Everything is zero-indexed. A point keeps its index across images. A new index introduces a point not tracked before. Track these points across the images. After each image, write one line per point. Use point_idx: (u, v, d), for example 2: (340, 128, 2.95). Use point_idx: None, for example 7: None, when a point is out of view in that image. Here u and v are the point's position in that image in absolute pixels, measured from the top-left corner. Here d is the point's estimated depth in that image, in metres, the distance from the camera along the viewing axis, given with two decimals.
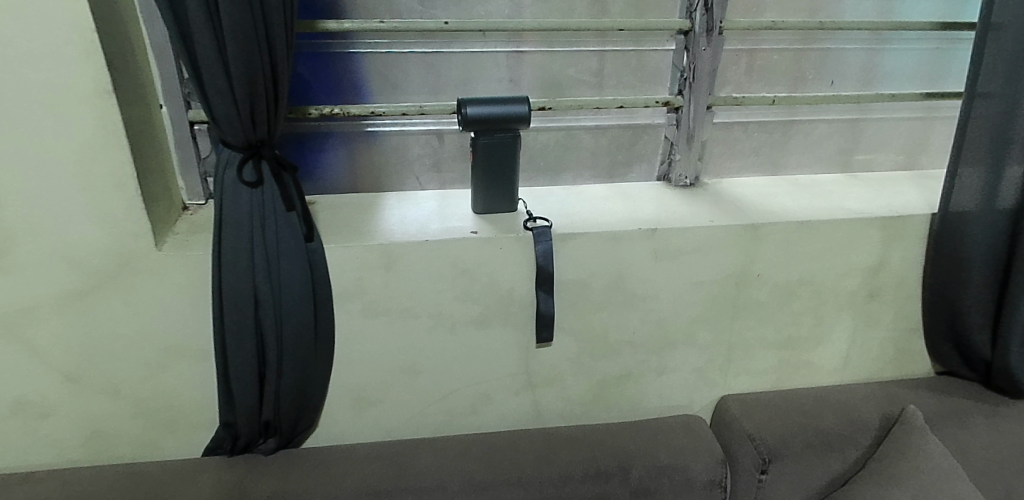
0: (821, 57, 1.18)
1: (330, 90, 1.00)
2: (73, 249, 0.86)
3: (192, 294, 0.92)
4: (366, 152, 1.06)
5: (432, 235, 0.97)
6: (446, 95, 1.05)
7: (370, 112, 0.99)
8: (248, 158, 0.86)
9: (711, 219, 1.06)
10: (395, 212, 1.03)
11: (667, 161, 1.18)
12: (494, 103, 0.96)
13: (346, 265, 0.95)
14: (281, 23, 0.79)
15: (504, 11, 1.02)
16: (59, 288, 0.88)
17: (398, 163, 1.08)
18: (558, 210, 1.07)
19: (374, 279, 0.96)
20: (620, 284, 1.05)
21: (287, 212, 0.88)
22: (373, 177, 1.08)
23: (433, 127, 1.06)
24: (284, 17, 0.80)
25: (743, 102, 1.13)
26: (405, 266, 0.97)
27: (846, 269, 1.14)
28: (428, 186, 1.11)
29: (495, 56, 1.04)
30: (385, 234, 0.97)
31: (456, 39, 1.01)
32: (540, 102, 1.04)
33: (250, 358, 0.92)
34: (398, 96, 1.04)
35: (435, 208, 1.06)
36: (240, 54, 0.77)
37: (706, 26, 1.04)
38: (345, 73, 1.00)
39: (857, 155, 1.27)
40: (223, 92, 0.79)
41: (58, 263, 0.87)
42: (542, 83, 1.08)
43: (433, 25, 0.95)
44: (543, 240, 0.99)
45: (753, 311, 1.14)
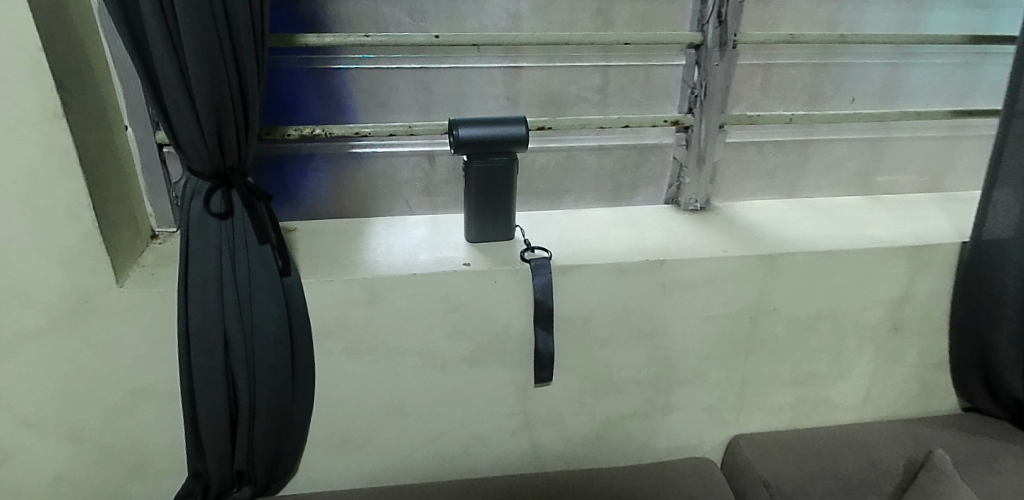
0: (842, 72, 1.10)
1: (311, 109, 0.93)
2: (23, 286, 0.78)
3: (157, 333, 0.84)
4: (351, 175, 0.99)
5: (421, 268, 0.89)
6: (437, 113, 0.97)
7: (355, 133, 0.91)
8: (217, 187, 0.78)
9: (724, 249, 0.98)
10: (382, 240, 0.96)
11: (675, 183, 1.10)
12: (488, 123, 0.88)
13: (326, 300, 0.87)
14: (250, 40, 0.72)
15: (500, 24, 0.94)
16: (9, 327, 0.80)
17: (386, 187, 1.00)
18: (558, 238, 1.00)
19: (357, 315, 0.89)
20: (624, 319, 0.98)
21: (261, 244, 0.81)
22: (359, 202, 1.01)
23: (424, 148, 0.98)
24: (254, 34, 0.73)
25: (759, 120, 1.04)
26: (391, 302, 0.89)
27: (868, 300, 1.06)
28: (418, 210, 1.03)
29: (490, 72, 0.96)
30: (369, 266, 0.89)
31: (448, 54, 0.94)
32: (539, 121, 0.96)
33: (220, 404, 0.83)
34: (385, 115, 0.96)
35: (425, 235, 0.98)
36: (203, 75, 0.69)
37: (719, 39, 0.97)
38: (327, 90, 0.92)
39: (878, 177, 1.20)
40: (186, 117, 0.72)
41: (8, 301, 0.78)
42: (541, 101, 1.00)
43: (423, 39, 0.88)
44: (541, 273, 0.90)
45: (767, 345, 1.06)
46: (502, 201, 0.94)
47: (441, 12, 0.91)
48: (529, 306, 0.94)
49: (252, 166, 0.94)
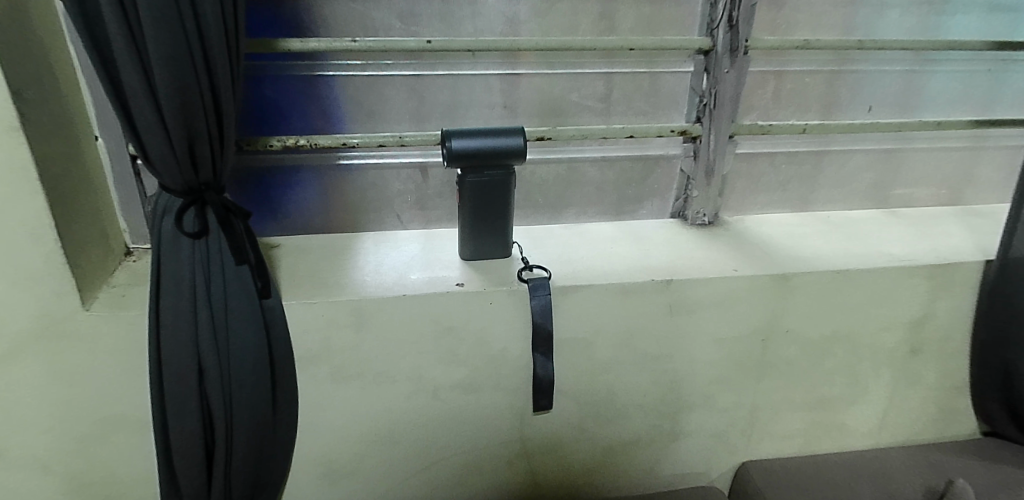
0: (858, 80, 1.04)
1: (296, 118, 0.87)
2: None
3: (128, 359, 0.78)
4: (339, 188, 0.93)
5: (412, 289, 0.83)
6: (430, 123, 0.92)
7: (342, 144, 0.85)
8: (190, 204, 0.72)
9: (734, 268, 0.92)
10: (370, 257, 0.90)
11: (682, 196, 1.04)
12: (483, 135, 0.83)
13: (310, 323, 0.81)
14: (222, 46, 0.66)
15: (497, 28, 0.88)
16: None
17: (376, 201, 0.95)
18: (558, 255, 0.94)
19: (343, 339, 0.83)
20: (628, 341, 0.92)
21: (238, 265, 0.75)
22: (347, 216, 0.95)
23: (416, 159, 0.92)
24: (227, 39, 0.67)
25: (771, 130, 0.99)
26: (379, 325, 0.83)
27: (885, 321, 1.00)
28: (410, 225, 0.97)
29: (486, 79, 0.91)
30: (356, 287, 0.83)
31: (442, 61, 0.88)
32: (538, 131, 0.90)
33: (194, 438, 0.77)
34: (375, 124, 0.90)
35: (417, 252, 0.92)
36: (171, 83, 0.64)
37: (730, 45, 0.91)
38: (313, 98, 0.86)
39: (894, 189, 1.14)
40: (154, 130, 0.66)
41: None
42: (541, 110, 0.94)
43: (414, 44, 0.82)
44: (539, 294, 0.85)
45: (779, 368, 1.00)
46: (500, 215, 0.88)
47: (434, 16, 0.85)
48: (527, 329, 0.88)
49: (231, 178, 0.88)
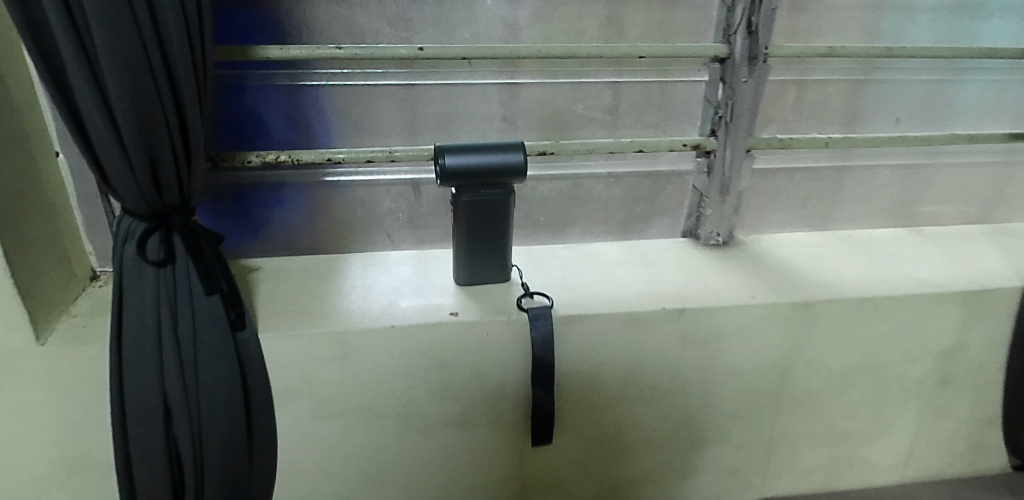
0: (884, 90, 0.97)
1: (277, 131, 0.80)
2: None
3: (90, 397, 0.71)
4: (325, 206, 0.86)
5: (401, 318, 0.76)
6: (423, 136, 0.84)
7: (327, 159, 0.78)
8: (155, 229, 0.65)
9: (752, 295, 0.85)
10: (358, 281, 0.83)
11: (695, 215, 0.97)
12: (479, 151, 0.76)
13: (290, 357, 0.74)
14: (186, 53, 0.59)
15: (495, 34, 0.81)
16: None
17: (365, 219, 0.88)
18: (561, 279, 0.87)
19: (326, 373, 0.76)
20: (637, 373, 0.85)
21: (208, 295, 0.68)
22: (334, 236, 0.88)
23: (408, 176, 0.85)
24: (191, 46, 0.60)
25: (791, 144, 0.91)
26: (366, 358, 0.76)
27: (912, 350, 0.93)
28: (402, 245, 0.90)
29: (484, 89, 0.84)
30: (341, 315, 0.76)
31: (435, 69, 0.81)
32: (540, 146, 0.83)
33: (161, 487, 0.70)
34: (363, 138, 0.83)
35: (409, 276, 0.85)
36: (127, 95, 0.57)
37: (749, 52, 0.83)
38: (295, 110, 0.79)
39: (920, 206, 1.07)
40: (111, 149, 0.59)
41: None
42: (543, 122, 0.87)
43: (405, 51, 0.75)
44: (540, 323, 0.78)
45: (798, 400, 0.93)
46: (498, 236, 0.81)
47: (427, 20, 0.78)
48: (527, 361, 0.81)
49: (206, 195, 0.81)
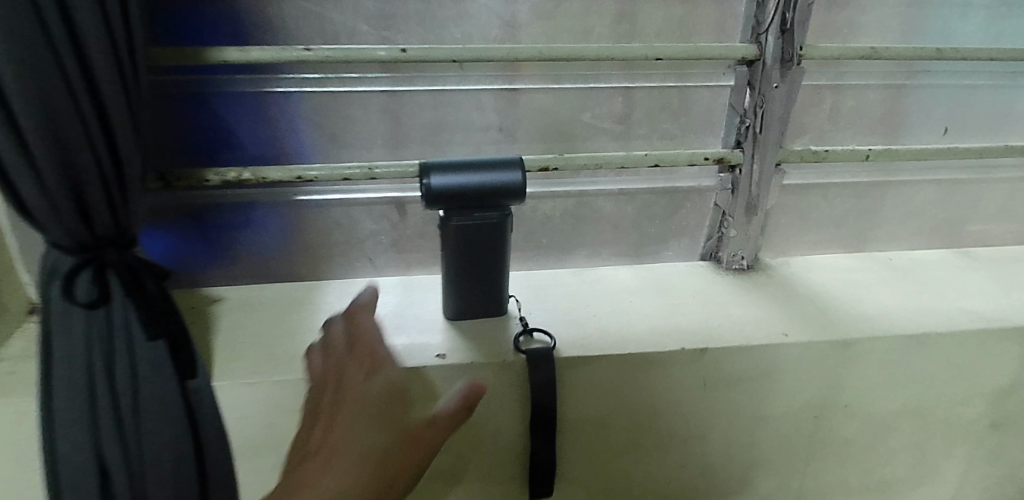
0: (932, 97, 0.86)
1: (240, 145, 0.70)
2: None
3: (20, 454, 0.62)
4: (298, 229, 0.76)
5: None
6: (409, 150, 0.74)
7: (296, 177, 0.68)
8: (85, 265, 0.55)
9: (784, 332, 0.75)
10: (334, 314, 0.73)
11: (716, 236, 0.86)
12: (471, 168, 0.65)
13: (251, 406, 0.64)
14: (105, 50, 0.50)
15: (490, 34, 0.71)
16: None
17: (344, 243, 0.77)
18: (566, 312, 0.77)
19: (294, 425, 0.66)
20: (651, 420, 0.75)
21: (150, 340, 0.58)
22: (310, 262, 0.78)
23: (391, 194, 0.75)
24: (113, 41, 0.51)
25: (827, 157, 0.80)
26: None
27: (962, 392, 0.82)
28: (387, 271, 0.80)
29: (477, 96, 0.73)
30: None
31: (422, 73, 0.70)
32: (542, 161, 0.73)
33: None
34: (339, 152, 0.73)
35: (392, 308, 0.75)
36: (31, 101, 0.47)
37: (781, 53, 0.72)
38: (261, 121, 0.69)
39: (967, 225, 0.96)
40: (18, 173, 0.49)
41: None
42: (545, 133, 0.77)
43: (384, 53, 0.65)
44: (540, 368, 0.68)
45: (832, 447, 0.82)
46: (495, 265, 0.70)
47: (411, 18, 0.68)
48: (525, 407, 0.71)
49: (158, 215, 0.71)
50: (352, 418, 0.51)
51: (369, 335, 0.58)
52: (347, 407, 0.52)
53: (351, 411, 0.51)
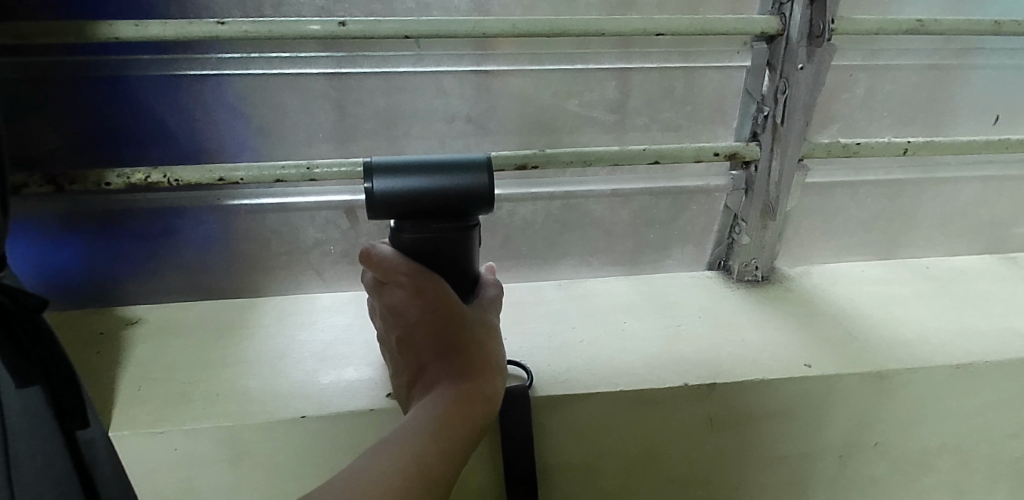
0: (984, 80, 0.73)
1: (152, 139, 0.58)
2: None
3: None
4: (231, 238, 0.64)
5: (319, 402, 0.55)
6: (358, 145, 0.62)
7: (217, 179, 0.56)
8: None
9: (806, 363, 0.63)
10: (272, 340, 0.62)
11: (726, 242, 0.74)
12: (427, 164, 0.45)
13: (159, 456, 0.54)
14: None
15: (453, 3, 0.58)
16: None
17: (286, 254, 0.66)
18: (548, 335, 0.65)
19: (217, 477, 0.55)
20: (647, 462, 0.64)
21: (21, 389, 0.46)
22: (248, 275, 0.67)
23: (339, 198, 0.63)
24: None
25: (860, 151, 0.68)
26: (270, 459, 0.55)
27: (1012, 428, 0.71)
28: (340, 285, 0.69)
29: (440, 80, 0.61)
30: (235, 399, 0.55)
31: (369, 52, 0.58)
32: (518, 158, 0.60)
33: None
34: (274, 147, 0.60)
35: (342, 331, 0.63)
36: None
37: (809, 27, 0.60)
38: (174, 110, 0.57)
39: (1015, 228, 0.83)
40: None
41: None
42: (522, 123, 0.64)
43: (317, 28, 0.52)
44: (511, 410, 0.56)
45: (860, 489, 0.71)
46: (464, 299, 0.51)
47: None
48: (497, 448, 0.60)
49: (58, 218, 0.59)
50: (430, 332, 0.47)
51: (400, 258, 0.48)
52: (417, 325, 0.48)
53: (423, 325, 0.48)
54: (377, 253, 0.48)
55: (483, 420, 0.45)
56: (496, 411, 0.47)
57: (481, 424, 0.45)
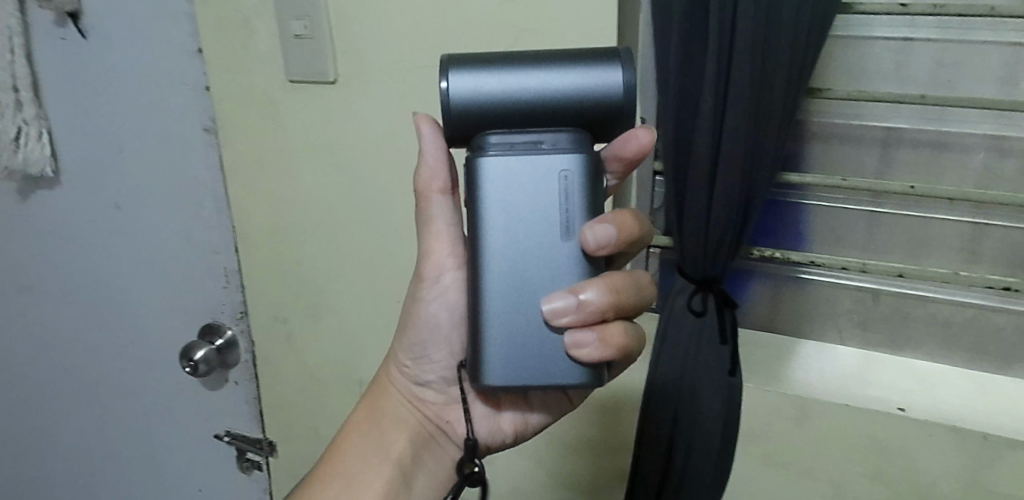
0: None
1: (771, 235, 1.02)
2: None
3: (626, 395, 1.04)
4: (790, 296, 1.05)
5: (853, 399, 0.93)
6: (891, 255, 0.99)
7: (810, 261, 0.98)
8: (699, 290, 0.93)
9: None
10: (811, 363, 1.02)
11: None
12: (532, 65, 0.54)
13: (756, 404, 0.97)
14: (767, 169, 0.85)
15: (975, 181, 0.93)
16: None
17: (820, 314, 1.05)
18: (1008, 409, 0.91)
19: (784, 429, 0.96)
20: None
21: (721, 345, 0.92)
22: (790, 322, 1.07)
23: (873, 286, 0.99)
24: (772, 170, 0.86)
25: None
26: (818, 425, 0.94)
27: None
28: (849, 342, 1.05)
29: (956, 225, 0.94)
30: (800, 385, 0.97)
31: (917, 203, 0.96)
32: (1005, 281, 0.90)
33: (656, 465, 0.97)
34: (837, 248, 1.01)
35: (853, 367, 1.01)
36: (726, 192, 0.85)
37: None
38: (785, 220, 1.01)
39: None
40: (700, 238, 0.89)
41: None
42: (1009, 261, 0.94)
43: (898, 187, 0.91)
44: (971, 439, 0.86)
45: None
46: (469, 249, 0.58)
47: (911, 166, 0.95)
48: (569, 396, 0.74)
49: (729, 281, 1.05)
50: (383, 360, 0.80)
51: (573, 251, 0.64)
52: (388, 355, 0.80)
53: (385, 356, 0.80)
54: (607, 194, 0.56)
55: (360, 423, 0.75)
56: (376, 415, 0.75)
57: (355, 427, 0.75)
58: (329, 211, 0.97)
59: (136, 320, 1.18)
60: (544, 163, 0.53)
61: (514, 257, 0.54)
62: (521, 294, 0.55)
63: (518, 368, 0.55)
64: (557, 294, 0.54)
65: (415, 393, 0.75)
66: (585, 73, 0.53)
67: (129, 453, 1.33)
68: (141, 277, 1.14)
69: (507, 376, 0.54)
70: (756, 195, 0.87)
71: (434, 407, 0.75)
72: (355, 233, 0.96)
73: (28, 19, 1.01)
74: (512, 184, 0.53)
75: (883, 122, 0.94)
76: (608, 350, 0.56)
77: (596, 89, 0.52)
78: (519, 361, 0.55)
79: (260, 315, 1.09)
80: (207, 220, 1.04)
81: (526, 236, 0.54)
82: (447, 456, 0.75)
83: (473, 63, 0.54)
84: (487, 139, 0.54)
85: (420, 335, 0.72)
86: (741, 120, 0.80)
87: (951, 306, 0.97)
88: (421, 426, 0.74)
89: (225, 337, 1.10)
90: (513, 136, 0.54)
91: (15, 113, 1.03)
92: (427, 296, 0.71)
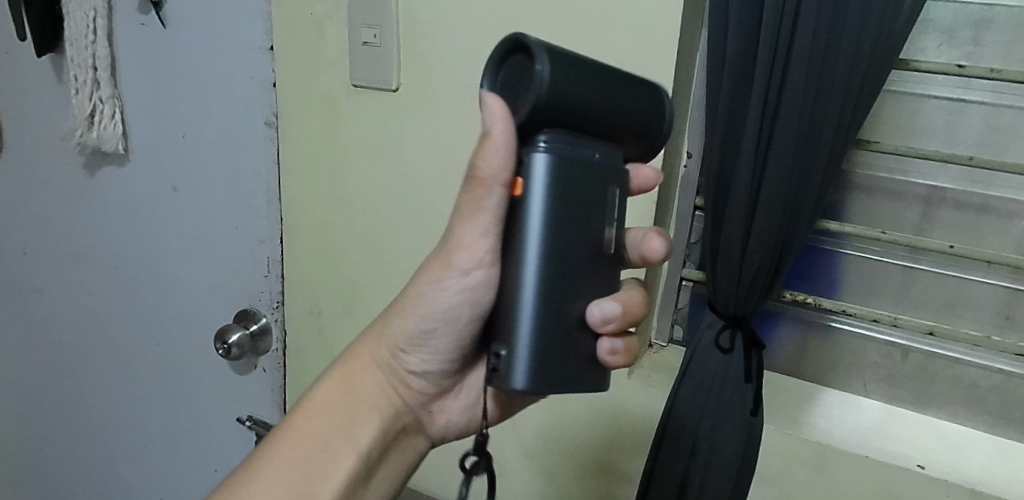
0: None
1: (804, 280, 1.03)
2: None
3: (642, 423, 1.04)
4: (817, 341, 1.05)
5: (873, 451, 0.93)
6: (923, 312, 0.99)
7: (842, 310, 0.98)
8: (730, 326, 0.93)
9: None
10: (831, 412, 1.02)
11: None
12: (601, 75, 0.55)
13: (773, 446, 0.97)
14: (806, 213, 0.85)
15: (1016, 247, 0.93)
16: None
17: (846, 363, 1.05)
18: None
19: (799, 474, 0.96)
20: None
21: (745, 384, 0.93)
22: (815, 368, 1.07)
23: (901, 341, 0.99)
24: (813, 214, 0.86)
25: None
26: (834, 474, 0.93)
27: None
28: (873, 394, 1.04)
29: (992, 289, 0.94)
30: (820, 432, 0.97)
31: (954, 263, 0.96)
32: None
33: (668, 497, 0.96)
34: (869, 300, 1.01)
35: (874, 420, 1.01)
36: (761, 231, 0.85)
37: None
38: (819, 267, 1.02)
39: None
40: (733, 274, 0.89)
41: None
42: None
43: (936, 246, 0.92)
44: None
45: None
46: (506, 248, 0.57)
47: (951, 225, 0.95)
48: None
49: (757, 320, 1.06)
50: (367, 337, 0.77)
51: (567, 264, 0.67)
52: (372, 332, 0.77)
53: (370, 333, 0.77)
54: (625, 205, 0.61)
55: (333, 401, 0.72)
56: (352, 396, 0.73)
57: (327, 404, 0.71)
58: (374, 211, 1.00)
59: (176, 299, 1.23)
60: (598, 170, 0.57)
61: (558, 259, 0.55)
62: (556, 298, 0.56)
63: (550, 372, 0.55)
64: (605, 302, 0.60)
65: (401, 383, 0.74)
66: (636, 94, 0.59)
67: (152, 428, 1.37)
68: (187, 257, 1.18)
69: (541, 380, 0.55)
70: (794, 238, 0.87)
71: (418, 398, 0.75)
72: (397, 235, 0.99)
73: (112, 3, 1.07)
74: (565, 183, 0.54)
75: (927, 180, 0.95)
76: (627, 358, 0.64)
77: (643, 109, 0.59)
78: (551, 363, 0.55)
79: (294, 306, 1.12)
80: (257, 210, 1.09)
81: (569, 240, 0.56)
82: (412, 449, 0.77)
83: (561, 59, 0.51)
84: (552, 141, 0.54)
85: (439, 330, 0.70)
86: (784, 159, 0.81)
87: (980, 369, 0.96)
88: (399, 416, 0.75)
89: (259, 323, 1.14)
90: (574, 142, 0.55)
91: (93, 91, 1.09)
92: (445, 288, 0.66)
